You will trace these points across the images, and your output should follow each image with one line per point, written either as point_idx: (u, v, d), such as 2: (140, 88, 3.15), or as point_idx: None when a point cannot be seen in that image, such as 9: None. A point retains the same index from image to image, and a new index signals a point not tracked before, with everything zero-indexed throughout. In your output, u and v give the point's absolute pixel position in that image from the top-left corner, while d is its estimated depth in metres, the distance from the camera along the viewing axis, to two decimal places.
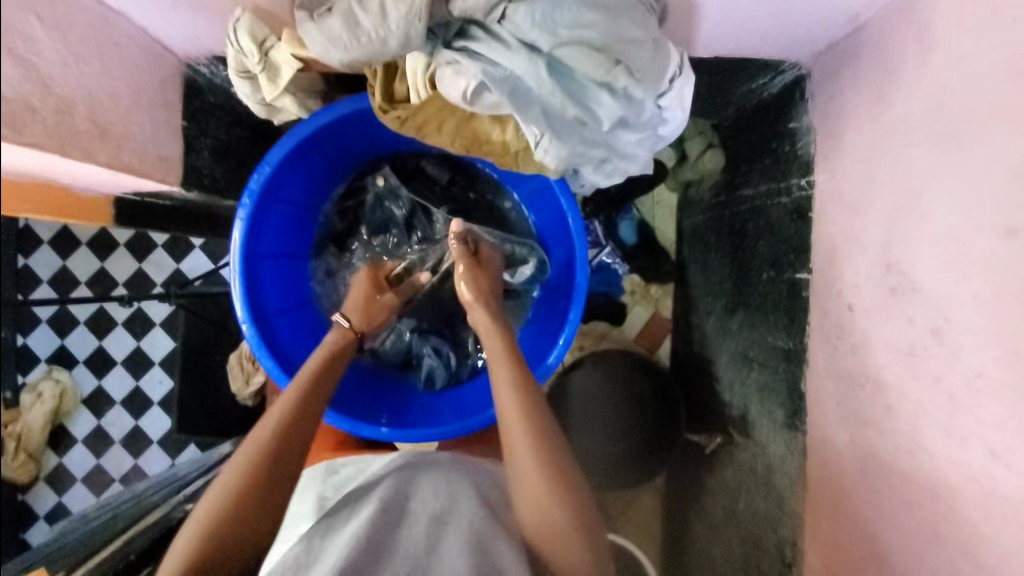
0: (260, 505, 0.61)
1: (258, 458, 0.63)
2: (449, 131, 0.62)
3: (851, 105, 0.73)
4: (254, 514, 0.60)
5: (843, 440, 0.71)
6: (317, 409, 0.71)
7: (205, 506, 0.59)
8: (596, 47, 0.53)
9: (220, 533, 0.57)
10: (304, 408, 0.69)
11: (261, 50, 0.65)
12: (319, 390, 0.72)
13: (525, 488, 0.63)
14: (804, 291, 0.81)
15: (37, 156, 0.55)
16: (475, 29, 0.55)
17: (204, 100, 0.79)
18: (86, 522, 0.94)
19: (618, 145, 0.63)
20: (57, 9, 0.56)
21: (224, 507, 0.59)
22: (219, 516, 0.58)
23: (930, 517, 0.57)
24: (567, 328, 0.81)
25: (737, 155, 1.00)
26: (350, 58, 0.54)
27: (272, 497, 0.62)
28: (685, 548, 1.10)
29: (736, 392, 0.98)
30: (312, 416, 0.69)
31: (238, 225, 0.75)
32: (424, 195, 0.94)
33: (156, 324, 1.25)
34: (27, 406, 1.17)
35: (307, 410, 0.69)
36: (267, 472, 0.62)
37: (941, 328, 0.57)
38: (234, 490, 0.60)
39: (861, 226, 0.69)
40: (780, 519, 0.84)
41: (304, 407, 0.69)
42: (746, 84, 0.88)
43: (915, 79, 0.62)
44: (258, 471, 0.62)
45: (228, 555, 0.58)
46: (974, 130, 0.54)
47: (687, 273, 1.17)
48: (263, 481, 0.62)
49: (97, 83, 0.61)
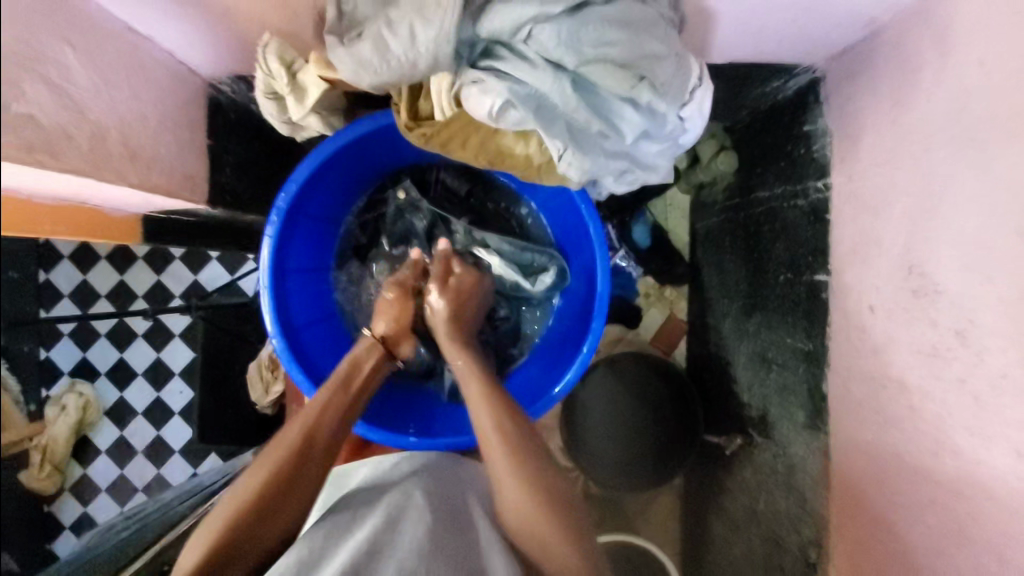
0: (274, 508, 0.66)
1: (276, 467, 0.68)
2: (473, 147, 0.64)
3: (867, 107, 0.73)
4: (269, 517, 0.66)
5: (866, 441, 0.72)
6: (338, 419, 0.75)
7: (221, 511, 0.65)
8: (620, 64, 0.54)
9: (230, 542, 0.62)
10: (324, 419, 0.73)
11: (289, 71, 0.67)
12: (341, 401, 0.76)
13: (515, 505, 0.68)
14: (823, 292, 0.81)
15: (72, 181, 0.56)
16: (499, 48, 0.56)
17: (227, 117, 0.80)
18: (116, 532, 0.96)
19: (639, 155, 0.64)
20: (88, 36, 0.57)
21: (242, 507, 0.65)
22: (236, 516, 0.64)
23: (956, 518, 0.58)
24: (590, 335, 0.82)
25: (752, 157, 1.00)
26: (380, 81, 0.56)
27: (285, 501, 0.67)
28: (705, 550, 1.10)
29: (755, 394, 0.98)
30: (332, 427, 0.73)
31: (267, 243, 0.76)
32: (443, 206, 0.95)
33: (176, 335, 1.29)
34: (51, 419, 1.16)
35: (326, 421, 0.73)
36: (285, 479, 0.68)
37: (966, 330, 0.57)
38: (250, 494, 0.66)
39: (882, 228, 0.69)
40: (803, 519, 0.84)
41: (324, 418, 0.73)
42: (760, 88, 0.89)
43: (933, 81, 0.63)
44: (275, 479, 0.67)
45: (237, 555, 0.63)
46: (995, 133, 0.55)
47: (702, 275, 1.17)
48: (276, 489, 0.67)
49: (127, 106, 0.62)
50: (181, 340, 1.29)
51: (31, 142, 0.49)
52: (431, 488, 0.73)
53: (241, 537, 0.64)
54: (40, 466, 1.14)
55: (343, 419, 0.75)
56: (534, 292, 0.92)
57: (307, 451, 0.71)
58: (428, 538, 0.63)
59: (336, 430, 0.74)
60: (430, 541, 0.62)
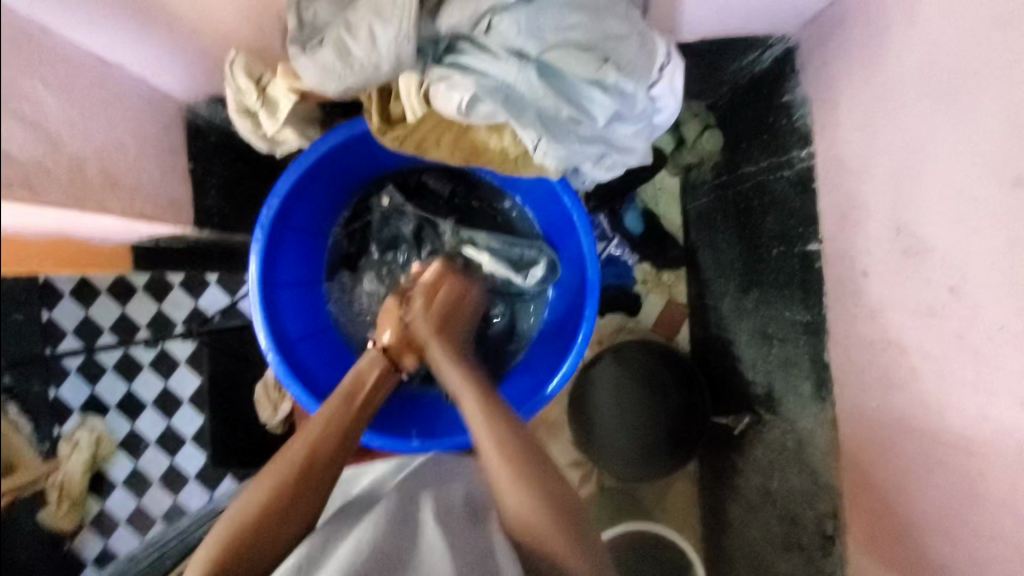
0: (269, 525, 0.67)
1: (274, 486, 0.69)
2: (448, 145, 0.64)
3: (843, 71, 0.73)
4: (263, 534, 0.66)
5: (871, 407, 0.71)
6: (337, 433, 0.74)
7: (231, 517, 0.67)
8: (583, 46, 0.54)
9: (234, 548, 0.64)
10: (326, 434, 0.74)
11: (258, 86, 0.68)
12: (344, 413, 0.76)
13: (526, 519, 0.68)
14: (817, 262, 0.80)
15: (56, 214, 0.57)
16: (462, 43, 0.57)
17: (207, 140, 0.80)
18: (136, 561, 0.97)
19: (615, 138, 0.63)
20: (58, 71, 0.58)
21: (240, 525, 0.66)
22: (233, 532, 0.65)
23: (967, 475, 0.57)
24: (584, 324, 0.82)
25: (735, 133, 1.00)
26: (345, 86, 0.56)
27: (281, 519, 0.67)
28: (724, 532, 1.10)
29: (760, 370, 0.98)
30: (330, 442, 0.73)
31: (253, 259, 0.76)
32: (429, 209, 0.95)
33: (181, 362, 1.28)
34: (66, 455, 1.17)
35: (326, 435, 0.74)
36: (282, 498, 0.68)
37: (958, 285, 0.56)
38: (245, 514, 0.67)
39: (867, 191, 0.69)
40: (817, 493, 0.83)
41: (324, 431, 0.74)
42: (736, 62, 0.88)
43: (905, 38, 0.62)
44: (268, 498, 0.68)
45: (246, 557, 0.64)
46: (970, 84, 0.54)
47: (698, 257, 1.17)
48: (269, 509, 0.67)
49: (105, 136, 0.63)
50: (186, 367, 1.27)
51: (9, 178, 0.50)
52: (431, 492, 0.73)
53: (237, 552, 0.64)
54: (59, 504, 1.13)
55: (345, 436, 0.75)
56: (526, 286, 0.93)
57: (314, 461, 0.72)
58: (425, 535, 0.64)
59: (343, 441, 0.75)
60: (428, 538, 0.63)
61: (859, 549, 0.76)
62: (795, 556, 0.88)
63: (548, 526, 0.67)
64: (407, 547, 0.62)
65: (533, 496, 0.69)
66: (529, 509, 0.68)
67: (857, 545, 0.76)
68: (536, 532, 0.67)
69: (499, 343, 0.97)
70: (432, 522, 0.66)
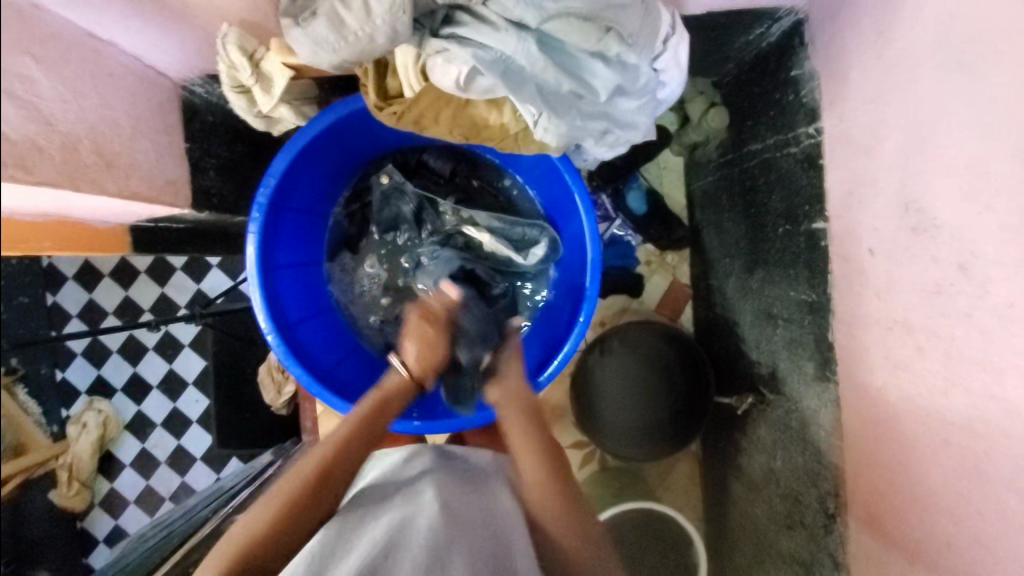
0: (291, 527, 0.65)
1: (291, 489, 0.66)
2: (446, 121, 0.62)
3: (853, 42, 0.71)
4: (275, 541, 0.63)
5: (877, 387, 0.70)
6: (356, 453, 0.71)
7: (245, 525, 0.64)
8: (584, 17, 0.53)
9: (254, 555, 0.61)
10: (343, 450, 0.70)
11: (251, 62, 0.66)
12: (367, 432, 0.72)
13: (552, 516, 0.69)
14: (822, 241, 0.79)
15: (49, 194, 0.56)
16: (460, 14, 0.55)
17: (203, 119, 0.79)
18: (144, 540, 0.98)
19: (618, 113, 0.62)
20: (48, 47, 0.57)
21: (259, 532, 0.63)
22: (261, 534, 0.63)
23: (974, 454, 0.56)
24: (586, 304, 0.81)
25: (742, 110, 0.98)
26: (339, 59, 0.54)
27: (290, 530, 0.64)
28: (727, 512, 1.10)
29: (764, 351, 0.97)
30: (351, 461, 0.70)
31: (252, 239, 0.76)
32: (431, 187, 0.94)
33: (185, 345, 1.31)
34: (73, 437, 1.14)
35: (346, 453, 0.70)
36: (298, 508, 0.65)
37: (968, 263, 0.55)
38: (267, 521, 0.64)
39: (876, 167, 0.67)
40: (820, 472, 0.83)
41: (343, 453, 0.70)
42: (743, 36, 0.86)
43: (918, 8, 0.60)
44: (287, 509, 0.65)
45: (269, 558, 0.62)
46: (985, 53, 0.52)
47: (702, 237, 1.15)
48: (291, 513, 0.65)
49: (98, 115, 0.62)
50: (190, 350, 1.31)
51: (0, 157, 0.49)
52: (441, 479, 0.73)
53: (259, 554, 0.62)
54: (69, 484, 1.11)
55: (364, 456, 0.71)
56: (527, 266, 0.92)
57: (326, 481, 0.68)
58: (439, 534, 0.63)
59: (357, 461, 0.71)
60: (443, 539, 0.63)
61: (860, 528, 0.76)
62: (798, 535, 0.88)
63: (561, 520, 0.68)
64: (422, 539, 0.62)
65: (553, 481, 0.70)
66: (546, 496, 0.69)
67: (860, 524, 0.76)
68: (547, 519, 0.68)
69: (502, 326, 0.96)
70: (442, 518, 0.65)
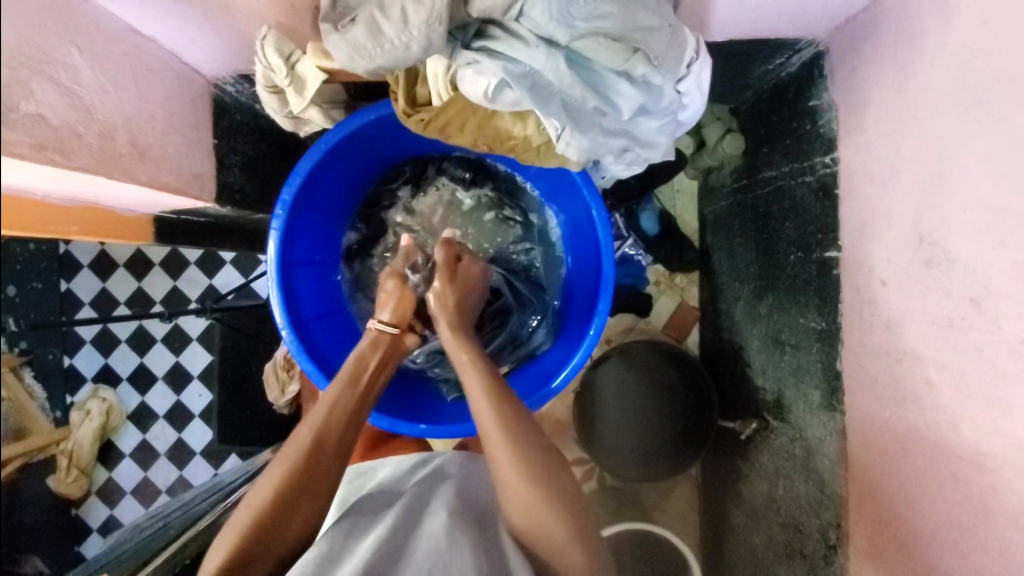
0: (287, 516, 0.65)
1: (286, 473, 0.66)
2: (472, 130, 0.65)
3: (873, 77, 0.72)
4: (274, 532, 0.64)
5: (884, 419, 0.70)
6: (341, 444, 0.71)
7: (250, 503, 0.64)
8: (614, 37, 0.55)
9: (260, 533, 0.62)
10: (331, 424, 0.71)
11: (288, 64, 0.68)
12: (351, 402, 0.74)
13: (540, 528, 0.64)
14: (834, 269, 0.80)
15: (84, 180, 0.58)
16: (492, 28, 0.57)
17: (232, 117, 0.81)
18: (139, 532, 0.98)
19: (638, 132, 0.64)
20: (93, 38, 0.59)
21: (248, 528, 0.63)
22: (268, 503, 0.64)
23: (978, 489, 0.56)
24: (595, 319, 0.82)
25: (759, 137, 0.99)
26: (374, 66, 0.56)
27: (297, 506, 0.65)
28: (724, 540, 1.09)
29: (770, 377, 0.97)
30: (335, 452, 0.70)
31: (273, 234, 0.77)
32: (419, 209, 0.96)
33: (195, 339, 1.30)
34: (75, 424, 1.17)
35: (328, 449, 0.69)
36: (298, 484, 0.66)
37: (980, 298, 0.56)
38: (272, 491, 0.65)
39: (891, 199, 0.68)
40: (822, 502, 0.83)
41: (330, 422, 0.71)
42: (762, 65, 0.88)
43: (939, 45, 0.61)
44: (284, 491, 0.65)
45: (279, 528, 0.64)
46: (1004, 92, 0.53)
47: (713, 260, 1.16)
48: (290, 497, 0.65)
49: (135, 107, 0.64)
50: (199, 345, 1.29)
51: (42, 141, 0.51)
52: (444, 490, 0.73)
53: (250, 555, 0.62)
54: (67, 470, 1.14)
55: (352, 425, 0.72)
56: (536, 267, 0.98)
57: (318, 457, 0.68)
58: (443, 533, 0.63)
59: (347, 431, 0.72)
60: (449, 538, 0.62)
61: (861, 560, 0.75)
62: (796, 565, 0.88)
63: (556, 522, 0.63)
64: (427, 543, 0.61)
65: (529, 477, 0.66)
66: (552, 527, 0.63)
67: (862, 557, 0.75)
68: (529, 529, 0.65)
69: (528, 329, 0.95)
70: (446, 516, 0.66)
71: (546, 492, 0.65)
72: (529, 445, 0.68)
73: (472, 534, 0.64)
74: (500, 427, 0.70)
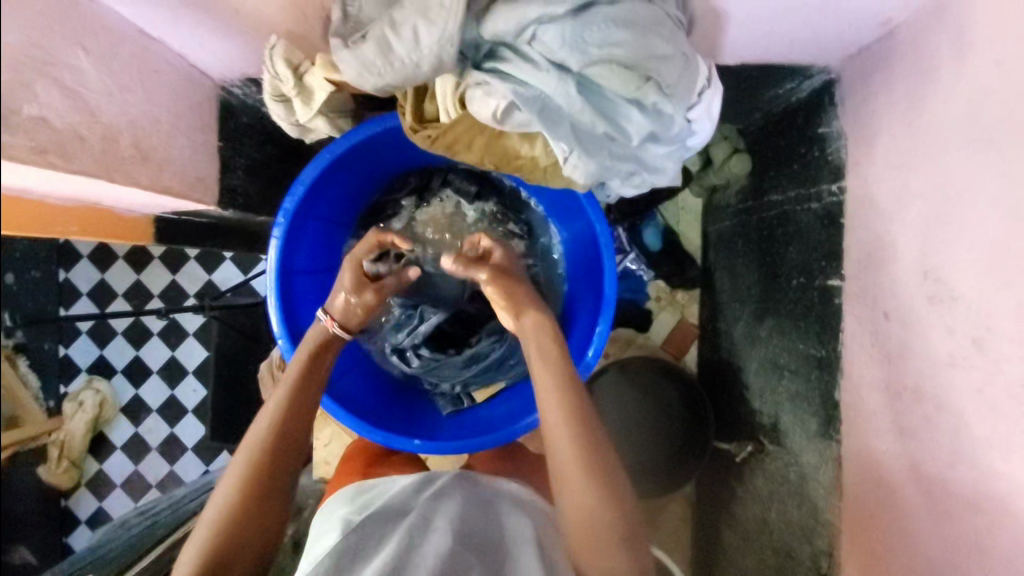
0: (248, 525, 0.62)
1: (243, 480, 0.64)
2: (478, 149, 0.64)
3: (884, 109, 0.71)
4: (249, 535, 0.62)
5: (881, 452, 0.70)
6: (297, 438, 0.68)
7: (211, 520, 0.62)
8: (625, 65, 0.54)
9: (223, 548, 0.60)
10: (286, 417, 0.68)
11: (295, 74, 0.67)
12: (304, 396, 0.71)
13: (586, 521, 0.62)
14: (836, 298, 0.79)
15: (85, 182, 0.57)
16: (503, 50, 0.56)
17: (238, 120, 0.81)
18: (128, 528, 0.98)
19: (646, 157, 0.63)
20: (99, 40, 0.58)
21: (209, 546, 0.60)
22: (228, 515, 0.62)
23: (973, 531, 0.56)
24: (594, 341, 0.82)
25: (766, 160, 0.98)
26: (384, 82, 0.56)
27: (257, 511, 0.63)
28: (715, 559, 1.08)
29: (767, 401, 0.97)
30: (291, 447, 0.67)
31: (275, 243, 0.77)
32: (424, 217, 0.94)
33: (190, 333, 1.29)
34: (69, 416, 1.15)
35: (285, 446, 0.67)
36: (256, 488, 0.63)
37: (983, 339, 0.55)
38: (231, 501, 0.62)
39: (897, 232, 0.68)
40: (815, 529, 0.82)
41: (286, 416, 0.68)
42: (772, 89, 0.87)
43: (953, 82, 0.61)
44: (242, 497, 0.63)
45: (243, 538, 0.62)
46: (1016, 135, 0.52)
47: (715, 279, 1.16)
48: (247, 503, 0.63)
49: (140, 109, 0.63)
50: (195, 338, 1.29)
51: (43, 144, 0.51)
52: (449, 508, 0.73)
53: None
54: (58, 461, 1.15)
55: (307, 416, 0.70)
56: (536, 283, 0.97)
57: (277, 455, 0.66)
58: (451, 557, 0.63)
59: (303, 423, 0.69)
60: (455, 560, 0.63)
61: None
62: None
63: (603, 516, 0.62)
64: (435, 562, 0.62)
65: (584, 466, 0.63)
66: (599, 520, 0.62)
67: None
68: (581, 524, 0.63)
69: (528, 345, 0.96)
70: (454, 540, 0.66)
71: (602, 486, 0.63)
72: (592, 434, 0.65)
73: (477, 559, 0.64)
74: (559, 410, 0.67)
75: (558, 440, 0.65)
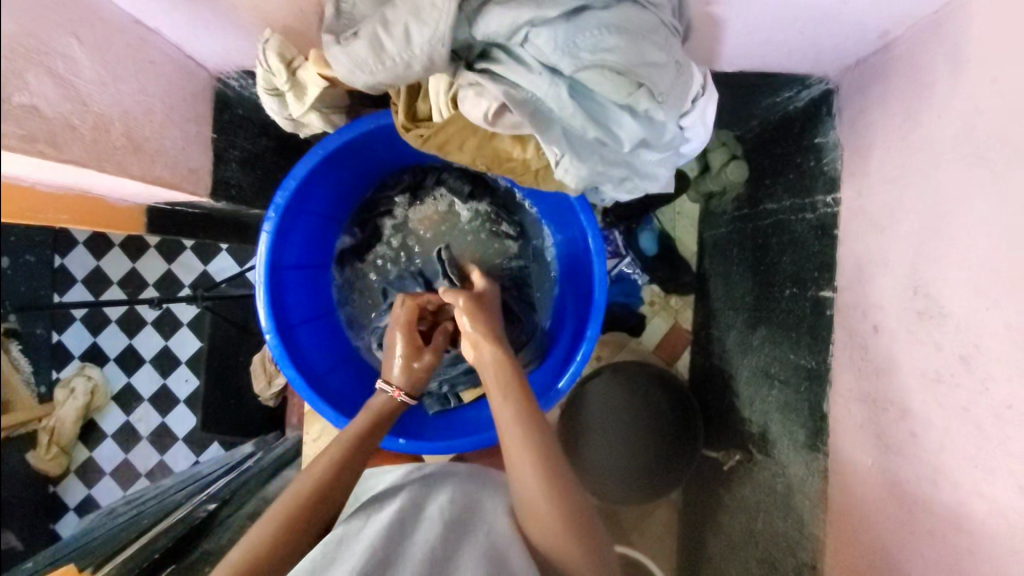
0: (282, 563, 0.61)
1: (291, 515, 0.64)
2: (471, 150, 0.64)
3: (880, 122, 0.71)
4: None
5: (867, 466, 0.70)
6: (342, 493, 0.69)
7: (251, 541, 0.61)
8: (617, 70, 0.53)
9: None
10: (341, 470, 0.70)
11: (289, 68, 0.67)
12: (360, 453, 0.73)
13: (543, 532, 0.63)
14: (828, 309, 0.79)
15: (74, 171, 0.57)
16: (496, 51, 0.56)
17: (233, 112, 0.80)
18: (113, 517, 0.97)
19: (638, 163, 0.63)
20: (94, 29, 0.58)
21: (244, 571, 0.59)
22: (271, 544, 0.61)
23: (955, 549, 0.56)
24: (583, 345, 0.82)
25: (763, 168, 0.98)
26: (375, 80, 0.56)
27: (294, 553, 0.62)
28: (699, 566, 1.08)
29: (756, 410, 0.97)
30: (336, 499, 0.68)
31: (264, 237, 0.76)
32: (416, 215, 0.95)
33: (184, 324, 1.26)
34: (59, 401, 1.17)
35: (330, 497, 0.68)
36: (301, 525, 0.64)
37: (970, 356, 0.55)
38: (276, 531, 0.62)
39: (888, 245, 0.68)
40: (800, 540, 0.82)
41: (343, 469, 0.70)
42: (770, 98, 0.87)
43: (947, 98, 0.61)
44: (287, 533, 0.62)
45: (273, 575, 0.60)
46: (1007, 153, 0.52)
47: (709, 286, 1.15)
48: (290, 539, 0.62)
49: (133, 99, 0.63)
50: (188, 329, 1.25)
51: (32, 132, 0.50)
52: (440, 496, 0.72)
53: None
54: (47, 447, 1.19)
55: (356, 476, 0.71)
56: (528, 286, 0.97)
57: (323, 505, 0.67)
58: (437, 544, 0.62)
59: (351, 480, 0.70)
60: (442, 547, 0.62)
61: None
62: None
63: (556, 525, 0.63)
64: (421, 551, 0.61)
65: (539, 483, 0.65)
66: (553, 528, 0.63)
67: None
68: (537, 529, 0.64)
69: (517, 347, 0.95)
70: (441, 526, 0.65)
71: (557, 495, 0.64)
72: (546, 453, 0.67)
73: (464, 543, 0.63)
74: (517, 432, 0.68)
75: (514, 454, 0.67)
